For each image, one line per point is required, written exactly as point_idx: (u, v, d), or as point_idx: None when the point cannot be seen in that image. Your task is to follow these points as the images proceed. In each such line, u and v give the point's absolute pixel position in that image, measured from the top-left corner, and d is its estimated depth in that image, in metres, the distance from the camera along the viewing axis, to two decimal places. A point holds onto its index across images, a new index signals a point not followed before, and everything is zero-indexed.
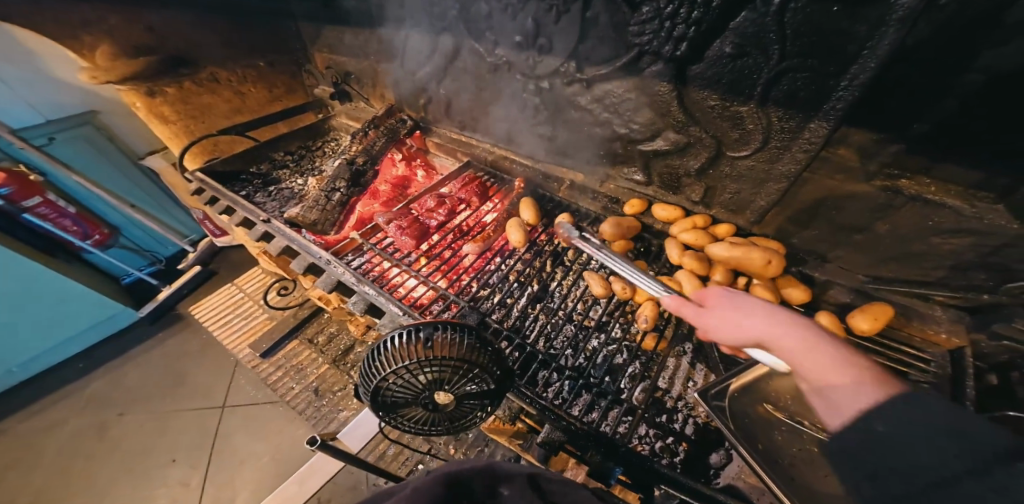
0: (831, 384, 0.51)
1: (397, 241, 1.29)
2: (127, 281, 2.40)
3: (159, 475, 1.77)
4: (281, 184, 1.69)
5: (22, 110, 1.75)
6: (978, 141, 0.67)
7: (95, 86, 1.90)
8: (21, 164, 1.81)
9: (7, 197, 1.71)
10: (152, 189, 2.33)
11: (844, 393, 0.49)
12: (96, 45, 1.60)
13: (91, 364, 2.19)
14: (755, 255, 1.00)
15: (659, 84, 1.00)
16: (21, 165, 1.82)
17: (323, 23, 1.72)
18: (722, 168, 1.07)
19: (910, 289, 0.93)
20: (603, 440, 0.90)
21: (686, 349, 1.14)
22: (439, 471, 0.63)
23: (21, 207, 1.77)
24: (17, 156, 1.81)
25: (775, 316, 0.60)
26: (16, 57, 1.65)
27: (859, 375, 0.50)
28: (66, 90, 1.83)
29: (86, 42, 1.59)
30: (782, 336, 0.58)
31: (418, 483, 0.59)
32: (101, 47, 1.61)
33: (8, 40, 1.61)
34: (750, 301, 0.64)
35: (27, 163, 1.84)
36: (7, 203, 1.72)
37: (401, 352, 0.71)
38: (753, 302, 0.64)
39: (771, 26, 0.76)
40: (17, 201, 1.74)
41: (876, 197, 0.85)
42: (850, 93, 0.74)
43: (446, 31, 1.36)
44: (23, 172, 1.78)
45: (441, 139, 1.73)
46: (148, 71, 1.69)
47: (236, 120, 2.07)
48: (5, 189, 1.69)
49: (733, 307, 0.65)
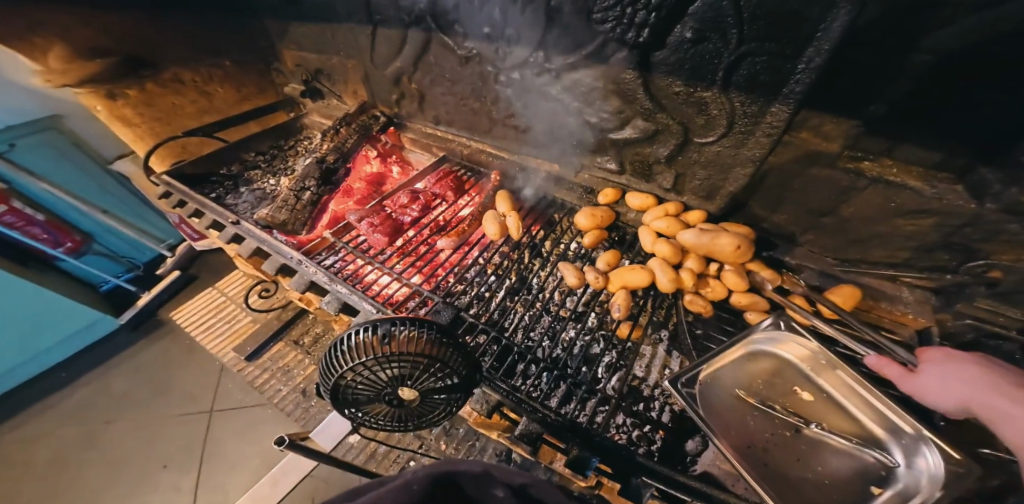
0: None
1: (370, 238, 1.29)
2: (105, 288, 2.38)
3: (150, 482, 1.77)
4: (253, 185, 1.68)
5: None
6: (915, 119, 0.68)
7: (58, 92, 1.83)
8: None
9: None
10: (122, 192, 2.30)
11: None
12: (48, 48, 1.54)
13: (77, 372, 2.18)
14: (724, 241, 1.01)
15: (625, 71, 0.99)
16: None
17: (286, 19, 1.70)
18: (690, 154, 1.06)
19: (878, 272, 0.94)
20: (579, 431, 0.92)
21: (662, 336, 1.15)
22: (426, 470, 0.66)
23: None
24: None
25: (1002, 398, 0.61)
26: None
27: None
28: (29, 96, 1.76)
29: (36, 45, 1.52)
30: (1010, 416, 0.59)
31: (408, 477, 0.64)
32: (54, 50, 1.55)
33: None
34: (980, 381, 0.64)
35: None
36: None
37: (360, 349, 0.73)
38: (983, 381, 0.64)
39: (727, 10, 0.74)
40: None
41: (840, 180, 0.84)
42: (806, 76, 0.73)
43: (414, 24, 1.33)
44: None
45: (415, 135, 1.71)
46: (106, 73, 1.68)
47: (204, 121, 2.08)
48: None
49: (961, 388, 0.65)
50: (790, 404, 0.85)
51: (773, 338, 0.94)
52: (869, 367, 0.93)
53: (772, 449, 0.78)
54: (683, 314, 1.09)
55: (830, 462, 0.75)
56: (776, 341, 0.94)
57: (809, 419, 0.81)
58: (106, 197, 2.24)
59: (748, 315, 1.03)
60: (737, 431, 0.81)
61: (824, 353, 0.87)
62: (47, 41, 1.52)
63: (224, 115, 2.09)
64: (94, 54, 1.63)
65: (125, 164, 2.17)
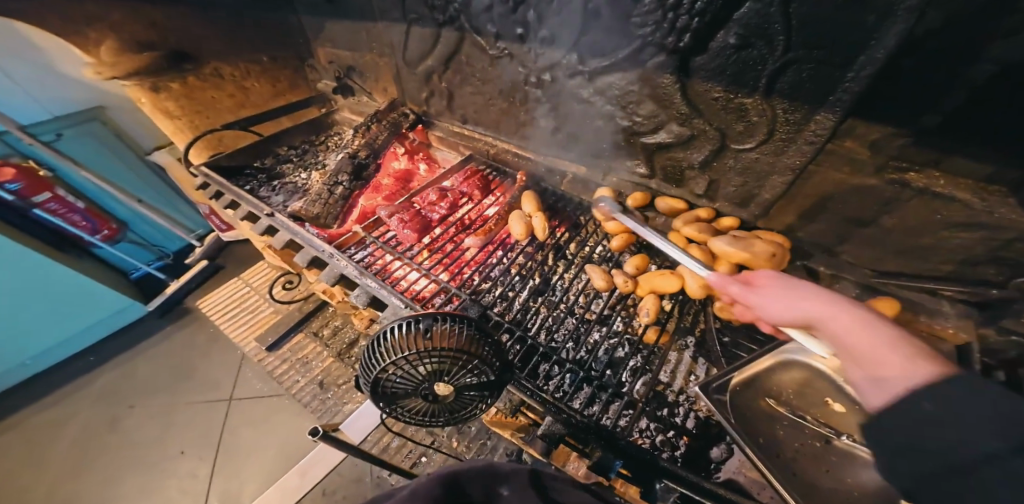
0: (883, 360, 0.48)
1: (399, 234, 1.31)
2: (135, 276, 2.49)
3: (168, 467, 1.81)
4: (285, 178, 1.72)
5: (33, 108, 1.85)
6: (960, 131, 0.67)
7: (104, 84, 2.00)
8: (30, 159, 1.91)
9: (17, 193, 1.82)
10: (157, 183, 2.41)
11: (894, 364, 0.47)
12: (101, 41, 1.68)
13: (104, 357, 2.25)
14: (758, 248, 1.00)
15: (663, 75, 0.98)
16: (31, 161, 1.91)
17: (323, 16, 1.73)
18: (726, 161, 1.06)
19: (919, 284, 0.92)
20: (604, 433, 0.93)
21: (688, 342, 1.14)
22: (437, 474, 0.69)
23: (32, 203, 1.88)
24: (25, 152, 1.89)
25: (833, 298, 0.58)
26: (27, 56, 1.74)
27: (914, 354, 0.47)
28: (76, 90, 1.93)
29: (90, 37, 1.67)
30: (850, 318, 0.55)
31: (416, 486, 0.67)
32: (106, 43, 1.69)
33: (11, 34, 1.67)
34: (812, 287, 0.61)
35: (36, 159, 1.92)
36: (18, 199, 1.83)
37: (402, 344, 0.76)
38: (818, 288, 0.61)
39: (775, 16, 0.74)
40: (27, 197, 1.85)
41: (884, 191, 0.83)
42: (856, 85, 0.72)
43: (447, 23, 1.35)
44: (32, 167, 1.88)
45: (443, 133, 1.73)
46: (154, 66, 1.78)
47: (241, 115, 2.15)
48: (16, 184, 1.80)
49: (796, 290, 0.62)
50: (823, 415, 0.82)
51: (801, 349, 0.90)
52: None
53: (802, 458, 0.77)
54: (712, 320, 1.10)
55: (859, 473, 0.74)
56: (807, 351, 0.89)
57: (841, 430, 0.79)
58: (142, 187, 2.35)
59: None
60: (766, 439, 0.80)
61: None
62: (99, 35, 1.67)
63: (259, 110, 2.15)
64: (139, 47, 1.74)
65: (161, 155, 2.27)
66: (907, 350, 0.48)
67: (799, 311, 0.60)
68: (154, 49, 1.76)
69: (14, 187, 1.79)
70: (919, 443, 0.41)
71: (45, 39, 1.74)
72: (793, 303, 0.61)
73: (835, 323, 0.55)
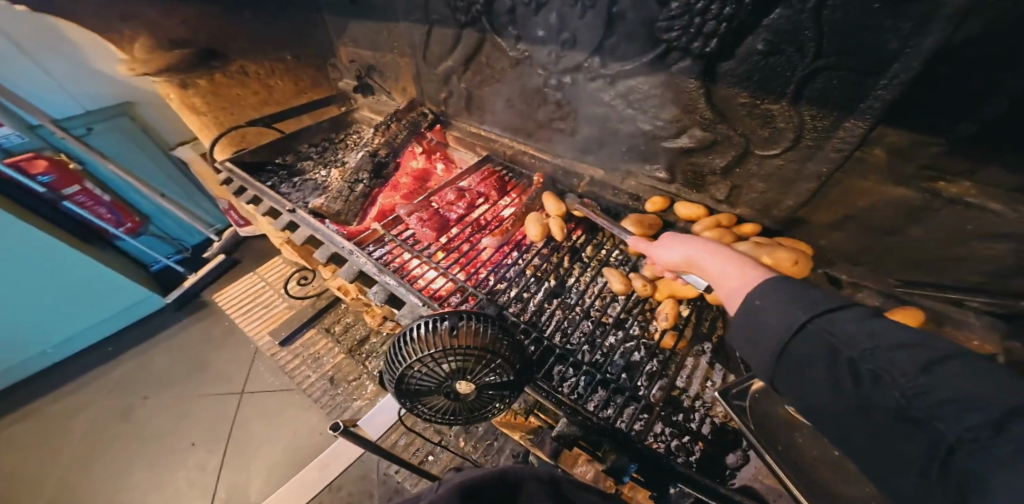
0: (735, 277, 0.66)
1: (417, 233, 1.33)
2: (156, 268, 2.59)
3: (179, 458, 1.83)
4: (305, 175, 1.75)
5: (65, 102, 1.96)
6: (999, 136, 0.65)
7: (134, 79, 2.08)
8: (61, 153, 2.03)
9: (48, 185, 1.97)
10: (178, 176, 2.52)
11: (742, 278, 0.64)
12: (134, 38, 1.79)
13: (121, 347, 2.29)
14: (783, 255, 1.00)
15: (687, 80, 0.98)
16: (63, 154, 2.05)
17: (347, 17, 1.77)
18: (749, 167, 1.06)
19: (942, 294, 0.91)
20: (620, 436, 0.91)
21: (705, 348, 1.15)
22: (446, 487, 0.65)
23: (62, 195, 2.03)
24: (58, 146, 2.02)
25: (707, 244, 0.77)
26: (65, 50, 1.84)
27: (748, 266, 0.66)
28: (107, 83, 2.03)
29: (125, 36, 1.78)
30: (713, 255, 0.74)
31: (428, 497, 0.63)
32: (138, 40, 1.79)
33: (51, 30, 1.77)
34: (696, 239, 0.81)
35: (68, 153, 2.06)
36: (49, 191, 1.98)
37: (427, 341, 0.77)
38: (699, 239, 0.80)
39: (806, 23, 0.74)
40: (58, 189, 2.00)
41: (914, 199, 0.82)
42: (888, 92, 0.71)
43: (469, 25, 1.36)
44: (64, 160, 2.02)
45: (461, 133, 1.74)
46: (183, 63, 1.86)
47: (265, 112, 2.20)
48: (48, 177, 1.95)
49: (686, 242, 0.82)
50: None
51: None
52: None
53: (819, 468, 0.76)
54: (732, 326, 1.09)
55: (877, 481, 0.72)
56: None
57: None
58: (164, 181, 2.47)
59: None
60: (783, 447, 0.79)
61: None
62: (134, 32, 1.77)
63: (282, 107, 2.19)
64: (172, 45, 1.81)
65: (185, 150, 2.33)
66: (745, 268, 0.66)
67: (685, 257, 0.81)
68: (184, 46, 1.83)
69: (47, 179, 1.95)
70: (764, 339, 0.51)
71: (77, 32, 1.80)
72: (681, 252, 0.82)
73: (704, 261, 0.75)
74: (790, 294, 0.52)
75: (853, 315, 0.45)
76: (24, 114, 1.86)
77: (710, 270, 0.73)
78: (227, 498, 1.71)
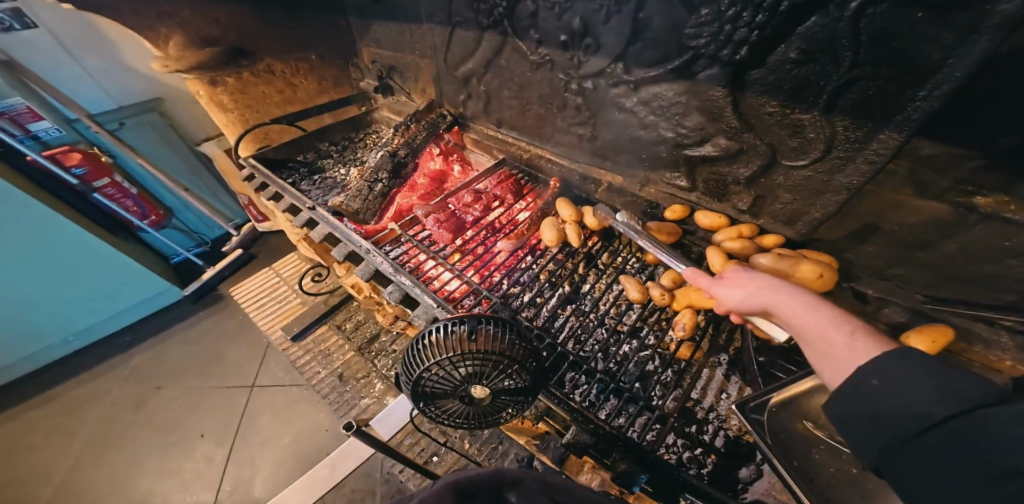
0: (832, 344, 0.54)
1: (434, 234, 1.34)
2: (176, 260, 2.65)
3: (187, 449, 1.85)
4: (325, 173, 1.78)
5: (99, 97, 2.04)
6: None
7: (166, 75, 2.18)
8: (94, 146, 2.12)
9: (81, 178, 2.03)
10: (202, 172, 2.59)
11: (845, 351, 0.52)
12: (170, 37, 1.82)
13: (138, 337, 2.34)
14: (805, 268, 0.96)
15: (714, 88, 0.97)
16: (95, 148, 2.12)
17: (371, 18, 1.81)
18: (775, 177, 1.04)
19: (973, 312, 0.83)
20: (632, 446, 0.90)
21: (721, 360, 1.12)
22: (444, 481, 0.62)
23: (92, 187, 2.09)
24: (92, 139, 2.10)
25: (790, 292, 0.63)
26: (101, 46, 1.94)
27: (854, 334, 0.53)
28: (138, 79, 2.11)
29: (161, 33, 1.81)
30: (800, 307, 0.60)
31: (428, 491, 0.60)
32: (174, 38, 1.82)
33: (89, 27, 1.87)
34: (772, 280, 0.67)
35: (99, 146, 2.14)
36: (81, 183, 2.05)
37: (446, 345, 0.77)
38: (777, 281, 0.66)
39: (843, 32, 0.72)
40: (89, 181, 2.06)
41: (947, 214, 0.78)
42: (929, 103, 0.69)
43: (490, 28, 1.37)
44: (96, 153, 2.09)
45: (478, 135, 1.75)
46: (213, 61, 1.90)
47: (287, 110, 2.20)
48: (81, 169, 2.01)
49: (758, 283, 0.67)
50: None
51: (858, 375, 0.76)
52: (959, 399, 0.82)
53: (838, 485, 0.69)
54: (750, 339, 1.06)
55: None
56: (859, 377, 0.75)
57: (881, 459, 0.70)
58: (188, 176, 2.54)
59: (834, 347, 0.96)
60: (799, 460, 0.74)
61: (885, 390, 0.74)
62: (170, 30, 1.80)
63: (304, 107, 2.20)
64: (203, 43, 1.86)
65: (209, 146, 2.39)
66: (850, 331, 0.54)
67: (755, 298, 0.67)
68: (215, 45, 1.88)
69: (80, 172, 2.01)
70: (886, 423, 0.44)
71: (112, 29, 1.90)
72: (750, 292, 0.68)
73: (787, 312, 0.62)
74: (924, 376, 0.44)
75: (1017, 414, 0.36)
76: (63, 107, 1.95)
77: (793, 320, 0.60)
78: (231, 490, 1.72)
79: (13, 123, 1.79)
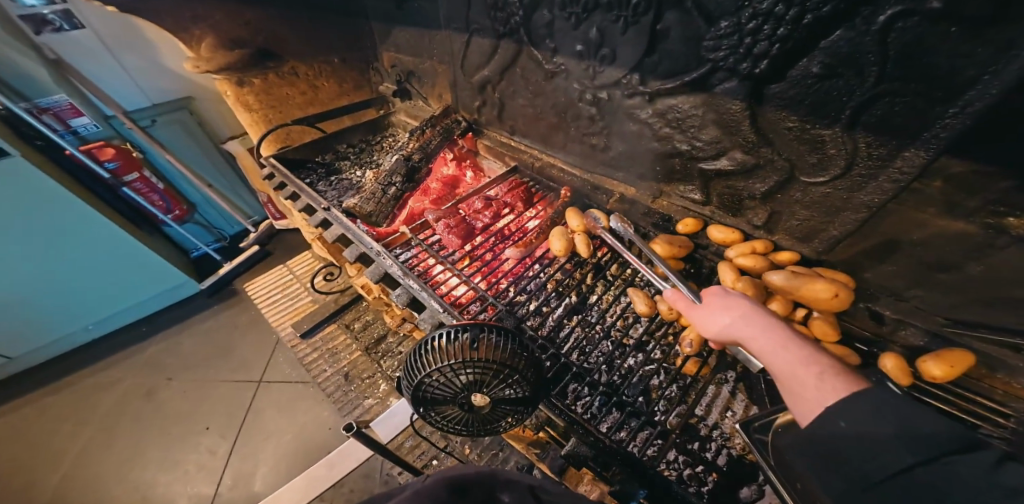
0: (803, 383, 0.56)
1: (444, 239, 1.35)
2: (195, 255, 2.73)
3: (192, 441, 1.88)
4: (342, 175, 1.82)
5: (135, 95, 2.14)
6: None
7: (196, 76, 2.28)
8: (127, 142, 2.22)
9: (113, 171, 2.13)
10: (226, 170, 2.69)
11: (814, 389, 0.55)
12: (203, 38, 1.87)
13: (154, 328, 2.41)
14: (817, 287, 0.94)
15: (732, 101, 0.95)
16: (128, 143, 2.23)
17: (393, 23, 1.86)
18: (792, 193, 1.01)
19: (997, 338, 0.81)
20: (630, 459, 0.88)
21: (728, 377, 1.09)
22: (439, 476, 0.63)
23: (122, 181, 2.18)
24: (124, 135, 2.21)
25: (763, 324, 0.65)
26: (139, 47, 2.04)
27: (823, 373, 0.56)
28: (172, 79, 2.21)
29: (194, 34, 1.85)
30: (770, 342, 0.63)
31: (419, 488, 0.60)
32: (206, 40, 1.87)
33: (132, 29, 1.98)
34: (749, 310, 0.69)
35: (131, 142, 2.24)
36: (113, 177, 2.14)
37: (448, 351, 0.76)
38: (753, 313, 0.68)
39: (869, 46, 0.70)
40: (120, 175, 2.16)
41: (974, 235, 0.75)
42: (959, 121, 0.66)
43: (507, 36, 1.39)
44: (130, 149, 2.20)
45: (491, 142, 1.77)
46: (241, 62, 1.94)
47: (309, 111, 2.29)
48: (113, 163, 2.11)
49: (735, 314, 0.69)
50: None
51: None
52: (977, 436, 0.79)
53: None
54: None
55: None
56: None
57: None
58: (213, 173, 2.64)
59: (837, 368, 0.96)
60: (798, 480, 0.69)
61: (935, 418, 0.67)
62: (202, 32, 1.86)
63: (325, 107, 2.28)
64: (232, 45, 1.93)
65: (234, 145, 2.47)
66: (820, 371, 0.56)
67: (733, 327, 0.68)
68: (243, 47, 1.95)
69: (112, 166, 2.11)
70: (859, 470, 0.47)
71: (155, 33, 2.03)
72: (727, 319, 0.70)
73: (761, 346, 0.64)
74: (854, 389, 0.50)
75: (981, 462, 0.40)
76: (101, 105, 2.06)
77: (764, 353, 0.63)
78: (232, 485, 1.74)
79: (56, 119, 1.92)
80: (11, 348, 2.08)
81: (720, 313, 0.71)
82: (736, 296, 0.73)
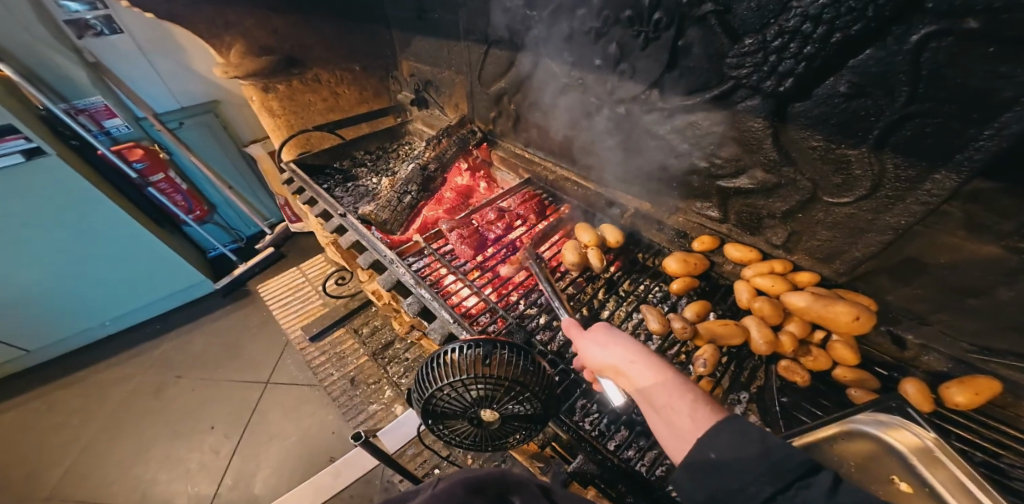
0: (675, 411, 0.56)
1: (456, 248, 1.35)
2: (212, 254, 2.80)
3: (196, 440, 1.89)
4: (359, 181, 1.86)
5: (166, 98, 2.23)
6: None
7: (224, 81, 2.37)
8: (155, 143, 2.29)
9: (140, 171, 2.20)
10: (246, 172, 2.76)
11: (686, 417, 0.54)
12: (233, 44, 1.91)
13: (168, 326, 2.46)
14: (839, 310, 0.91)
15: (753, 119, 0.94)
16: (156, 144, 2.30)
17: (413, 33, 1.91)
18: (814, 213, 0.99)
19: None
20: (639, 480, 0.84)
21: (741, 398, 1.01)
22: (457, 480, 0.61)
23: (148, 181, 2.25)
24: (154, 136, 2.28)
25: (639, 355, 0.66)
26: (172, 52, 2.13)
27: (695, 401, 0.56)
28: (201, 83, 2.30)
29: (225, 41, 1.90)
30: (646, 371, 0.63)
31: (436, 490, 0.59)
32: (236, 46, 1.92)
33: (166, 36, 2.08)
34: (631, 343, 0.70)
35: (159, 143, 2.32)
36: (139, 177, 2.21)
37: (459, 365, 0.75)
38: (632, 345, 0.69)
39: (901, 65, 0.68)
40: (147, 176, 2.23)
41: (1005, 260, 0.71)
42: (994, 143, 0.63)
43: (525, 48, 1.40)
44: (156, 150, 2.26)
45: (506, 154, 1.79)
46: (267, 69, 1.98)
47: (329, 118, 2.35)
48: (141, 164, 2.18)
49: (618, 345, 0.69)
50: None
51: (887, 421, 0.63)
52: (986, 467, 0.77)
53: None
54: (774, 380, 0.99)
55: None
56: (890, 424, 0.62)
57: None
58: (234, 175, 2.71)
59: (851, 391, 0.90)
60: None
61: (946, 447, 0.58)
62: (233, 39, 1.90)
63: (345, 115, 2.35)
64: (262, 52, 1.98)
65: (256, 148, 2.55)
66: (692, 400, 0.56)
67: (615, 357, 0.68)
68: (272, 54, 2.01)
69: (140, 166, 2.18)
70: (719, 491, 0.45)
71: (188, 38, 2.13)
72: (610, 351, 0.70)
73: (638, 375, 0.63)
74: None
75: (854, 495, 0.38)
76: (134, 106, 2.14)
77: (643, 386, 0.62)
78: (232, 485, 1.73)
79: (91, 119, 2.00)
80: (32, 341, 2.15)
81: (603, 344, 0.72)
82: (615, 329, 0.74)
